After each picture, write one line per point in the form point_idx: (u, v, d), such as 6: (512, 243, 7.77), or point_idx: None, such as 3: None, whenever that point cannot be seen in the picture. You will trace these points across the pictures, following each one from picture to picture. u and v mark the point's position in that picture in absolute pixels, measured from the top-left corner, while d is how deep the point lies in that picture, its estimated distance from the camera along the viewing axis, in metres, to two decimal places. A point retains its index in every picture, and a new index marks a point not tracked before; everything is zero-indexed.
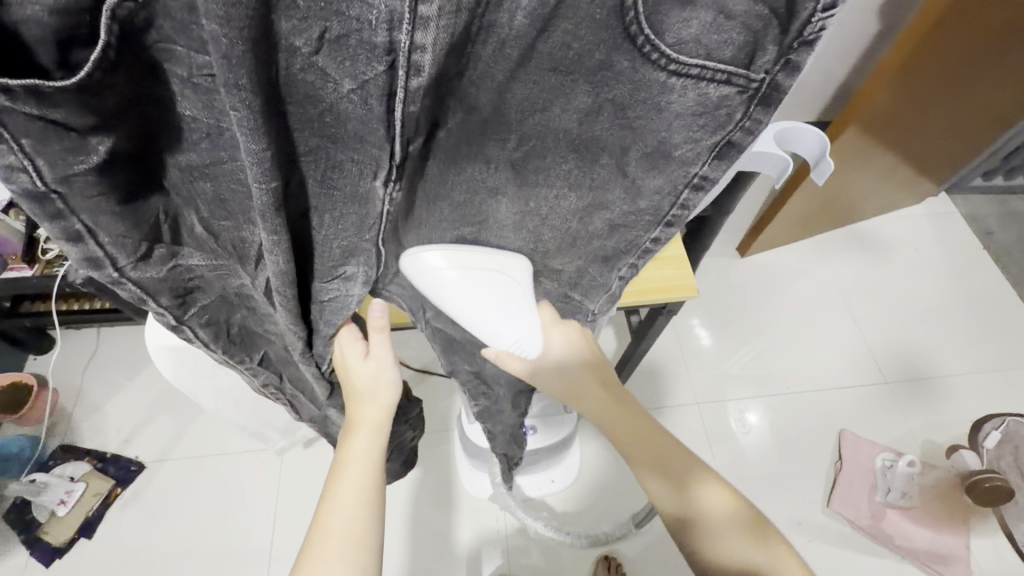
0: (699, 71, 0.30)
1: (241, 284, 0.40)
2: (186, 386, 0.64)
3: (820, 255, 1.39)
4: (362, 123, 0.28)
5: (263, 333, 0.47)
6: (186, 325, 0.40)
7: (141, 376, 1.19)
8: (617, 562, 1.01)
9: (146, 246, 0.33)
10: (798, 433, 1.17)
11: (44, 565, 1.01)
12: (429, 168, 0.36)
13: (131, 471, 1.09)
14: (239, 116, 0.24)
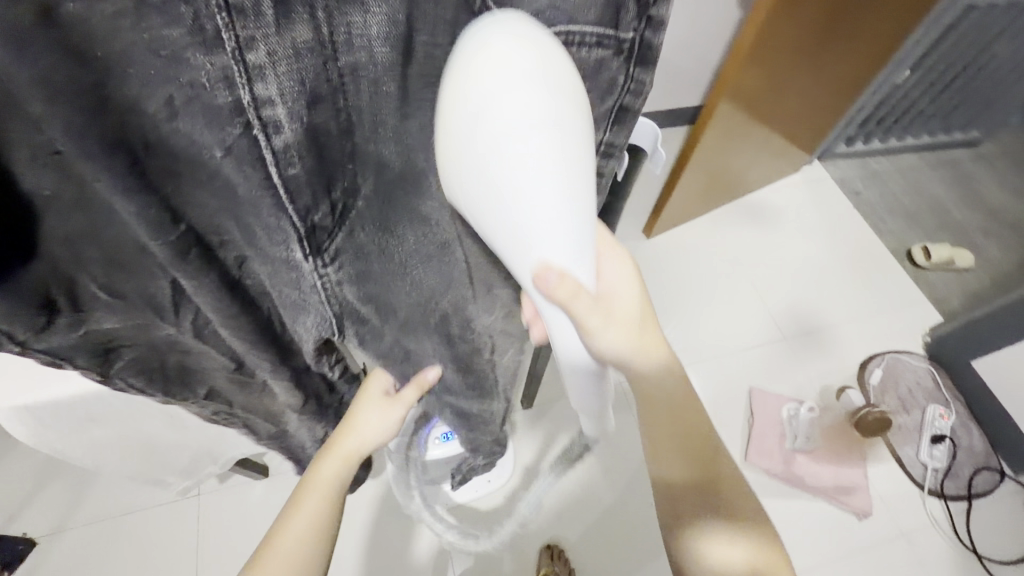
0: (565, 37, 0.26)
1: (167, 333, 0.41)
2: (54, 443, 0.57)
3: (717, 229, 1.49)
4: (246, 191, 0.28)
5: (198, 368, 0.48)
6: (116, 377, 0.43)
7: (22, 443, 1.06)
8: (560, 549, 1.03)
9: (44, 318, 0.34)
10: (715, 397, 1.25)
11: None
12: (362, 230, 0.33)
13: (19, 551, 0.97)
14: (114, 190, 0.27)
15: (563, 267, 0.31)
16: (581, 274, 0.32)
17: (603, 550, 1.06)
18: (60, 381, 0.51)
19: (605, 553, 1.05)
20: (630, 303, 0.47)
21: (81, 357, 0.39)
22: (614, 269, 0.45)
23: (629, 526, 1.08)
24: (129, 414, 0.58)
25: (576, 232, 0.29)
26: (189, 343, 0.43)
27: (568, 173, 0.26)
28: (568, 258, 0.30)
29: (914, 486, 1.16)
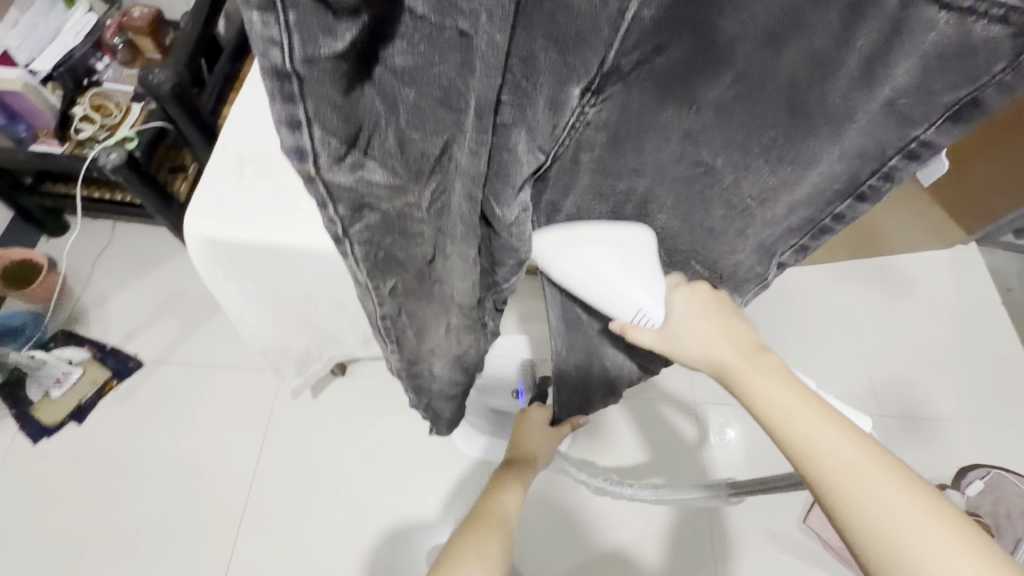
0: (971, 6, 0.27)
1: (407, 205, 0.35)
2: (213, 287, 0.62)
3: (840, 279, 1.39)
4: (590, 23, 0.27)
5: (405, 259, 0.41)
6: (347, 239, 0.37)
7: (152, 276, 1.18)
8: None
9: (344, 149, 0.30)
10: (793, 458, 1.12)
11: (32, 442, 1.02)
12: (633, 101, 0.33)
13: (129, 366, 1.09)
14: (495, 6, 0.24)
15: (624, 316, 0.47)
16: (641, 318, 0.46)
17: None
18: (244, 229, 0.56)
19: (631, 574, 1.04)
20: (691, 318, 0.47)
21: (335, 206, 0.34)
22: (678, 306, 0.47)
23: (661, 541, 1.07)
24: (278, 283, 0.62)
25: (638, 286, 0.45)
26: (420, 228, 0.38)
27: (622, 261, 0.44)
28: (629, 310, 0.46)
29: None
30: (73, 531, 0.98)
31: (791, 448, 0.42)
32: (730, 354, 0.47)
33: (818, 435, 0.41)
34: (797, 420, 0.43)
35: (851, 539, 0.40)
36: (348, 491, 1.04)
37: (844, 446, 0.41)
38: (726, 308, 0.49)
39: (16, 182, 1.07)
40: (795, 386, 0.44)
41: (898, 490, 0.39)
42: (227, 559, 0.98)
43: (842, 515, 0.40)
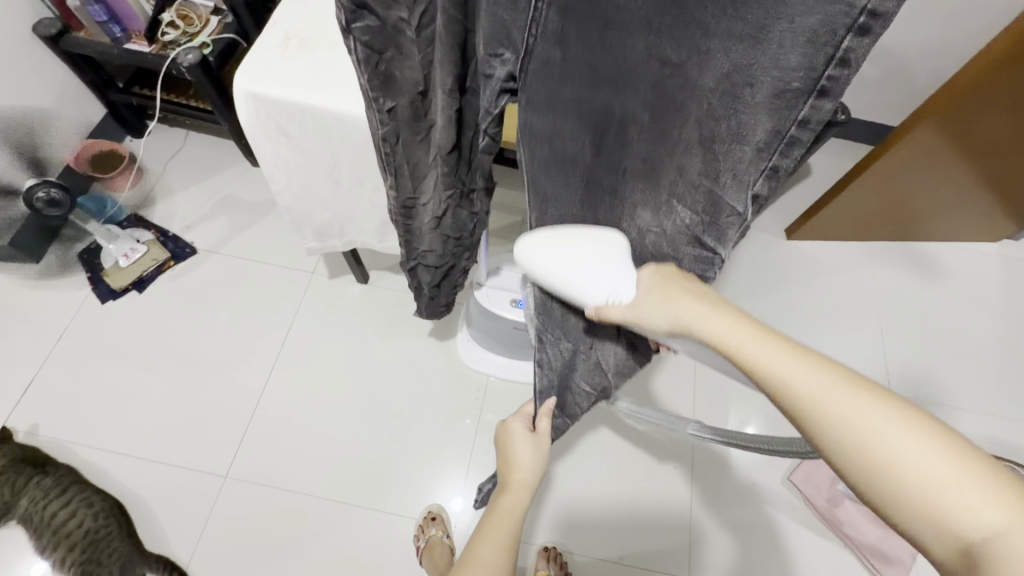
0: None
1: (401, 17, 0.43)
2: (251, 142, 0.72)
3: (869, 260, 1.36)
4: None
5: (404, 79, 0.48)
6: (350, 34, 0.43)
7: (213, 180, 1.32)
8: (559, 554, 1.03)
9: None
10: (777, 424, 1.16)
11: (100, 301, 1.17)
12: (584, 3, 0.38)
13: (185, 252, 1.23)
14: None
15: None
16: None
17: (601, 535, 1.07)
18: (280, 88, 0.66)
19: (635, 537, 1.07)
20: (650, 290, 0.47)
21: None
22: (646, 284, 0.47)
23: (644, 474, 1.11)
24: (309, 145, 0.72)
25: None
26: (413, 43, 0.45)
27: None
28: None
29: None
30: (118, 378, 1.09)
31: (789, 405, 0.37)
32: (712, 324, 0.42)
33: (819, 391, 0.36)
34: (793, 377, 0.37)
35: (880, 501, 0.33)
36: (356, 383, 1.12)
37: (844, 395, 0.35)
38: (701, 291, 0.46)
39: (110, 83, 1.23)
40: (789, 352, 0.39)
41: (913, 433, 0.33)
42: (246, 424, 1.07)
43: (855, 474, 0.34)
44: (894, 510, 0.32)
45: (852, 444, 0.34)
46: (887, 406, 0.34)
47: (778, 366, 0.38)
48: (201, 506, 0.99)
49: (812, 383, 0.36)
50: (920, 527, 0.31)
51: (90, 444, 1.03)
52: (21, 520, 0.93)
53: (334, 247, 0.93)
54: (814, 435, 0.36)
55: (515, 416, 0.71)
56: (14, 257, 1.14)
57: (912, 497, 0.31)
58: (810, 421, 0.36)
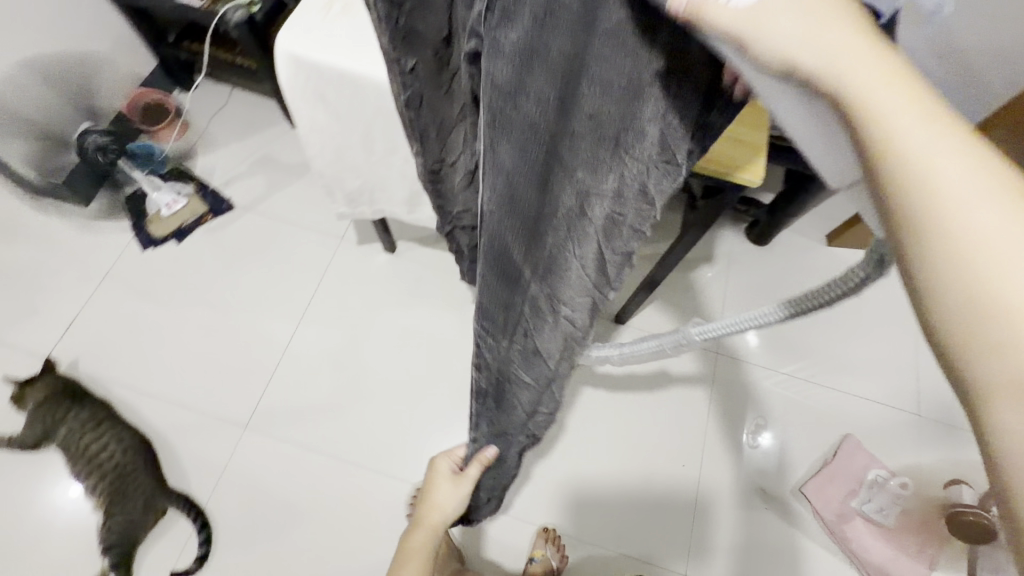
0: None
1: None
2: (290, 105, 0.72)
3: None
4: None
5: (432, 24, 0.40)
6: None
7: (253, 139, 1.34)
8: (558, 535, 1.05)
9: None
10: (792, 434, 1.13)
11: (141, 248, 1.22)
12: None
13: (222, 207, 1.26)
14: None
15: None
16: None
17: (600, 523, 1.08)
18: (320, 52, 0.66)
19: (633, 530, 1.07)
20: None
21: None
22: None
23: (650, 468, 1.11)
24: (345, 111, 0.72)
25: None
26: None
27: None
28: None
29: None
30: (152, 323, 1.15)
31: (894, 167, 0.23)
32: (850, 52, 0.24)
33: (945, 185, 0.23)
34: (926, 138, 0.23)
35: (960, 366, 0.23)
36: (375, 349, 1.15)
37: (981, 193, 0.22)
38: (868, 22, 0.25)
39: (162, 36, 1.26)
40: (941, 123, 0.23)
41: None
42: (266, 379, 1.11)
43: (938, 283, 0.23)
44: (965, 374, 0.22)
45: (956, 277, 0.22)
46: None
47: (911, 140, 0.23)
48: (220, 452, 1.04)
49: (943, 172, 0.23)
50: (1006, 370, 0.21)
51: (123, 382, 1.08)
52: (60, 446, 1.00)
53: (364, 214, 0.94)
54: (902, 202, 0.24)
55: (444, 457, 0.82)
56: (65, 197, 1.21)
57: (995, 365, 0.21)
58: (926, 204, 0.23)
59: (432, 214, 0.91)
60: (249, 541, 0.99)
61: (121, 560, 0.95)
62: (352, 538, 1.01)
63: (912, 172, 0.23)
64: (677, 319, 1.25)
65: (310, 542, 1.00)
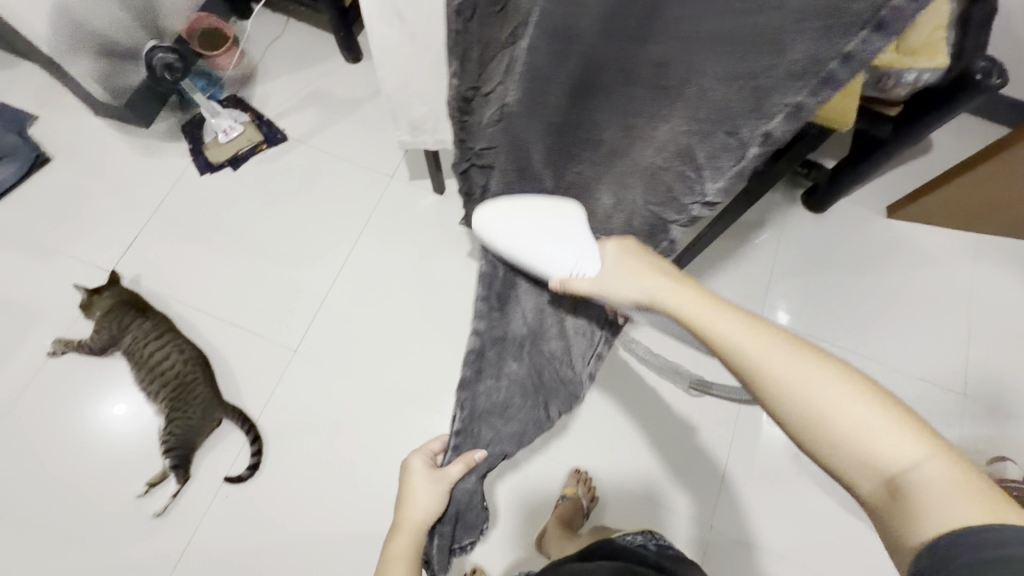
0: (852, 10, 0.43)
1: None
2: (366, 23, 0.71)
3: (978, 251, 1.23)
4: None
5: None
6: None
7: (307, 70, 1.34)
8: (588, 477, 1.07)
9: None
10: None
11: (199, 172, 1.24)
12: None
13: (277, 137, 1.27)
14: None
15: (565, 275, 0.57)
16: (578, 272, 0.56)
17: (631, 472, 1.09)
18: None
19: (661, 485, 1.08)
20: (619, 266, 0.54)
21: None
22: (614, 262, 0.55)
23: (684, 425, 1.11)
24: (421, 33, 0.71)
25: (573, 249, 0.56)
26: None
27: (551, 229, 0.58)
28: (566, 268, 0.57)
29: None
30: (209, 245, 1.19)
31: (751, 371, 0.45)
32: (672, 294, 0.51)
33: (751, 352, 0.45)
34: (746, 341, 0.45)
35: (822, 452, 0.41)
36: (421, 286, 1.17)
37: (787, 359, 0.43)
38: (662, 264, 0.53)
39: None
40: (742, 322, 0.47)
41: (846, 387, 0.41)
42: (316, 307, 1.14)
43: (802, 430, 0.42)
44: (831, 460, 0.41)
45: (792, 407, 0.42)
46: (820, 364, 0.43)
47: (729, 329, 0.46)
48: (273, 371, 1.09)
49: (755, 343, 0.45)
50: (855, 472, 0.40)
51: (183, 299, 1.14)
52: (125, 352, 1.06)
53: (424, 144, 0.93)
54: (773, 398, 0.43)
55: (417, 454, 0.67)
56: (130, 120, 1.24)
57: (835, 445, 0.40)
58: (770, 384, 0.44)
59: None
60: (298, 455, 1.05)
61: (182, 463, 0.99)
62: (392, 463, 1.05)
63: (740, 352, 0.45)
64: (719, 283, 1.22)
65: (353, 463, 1.05)
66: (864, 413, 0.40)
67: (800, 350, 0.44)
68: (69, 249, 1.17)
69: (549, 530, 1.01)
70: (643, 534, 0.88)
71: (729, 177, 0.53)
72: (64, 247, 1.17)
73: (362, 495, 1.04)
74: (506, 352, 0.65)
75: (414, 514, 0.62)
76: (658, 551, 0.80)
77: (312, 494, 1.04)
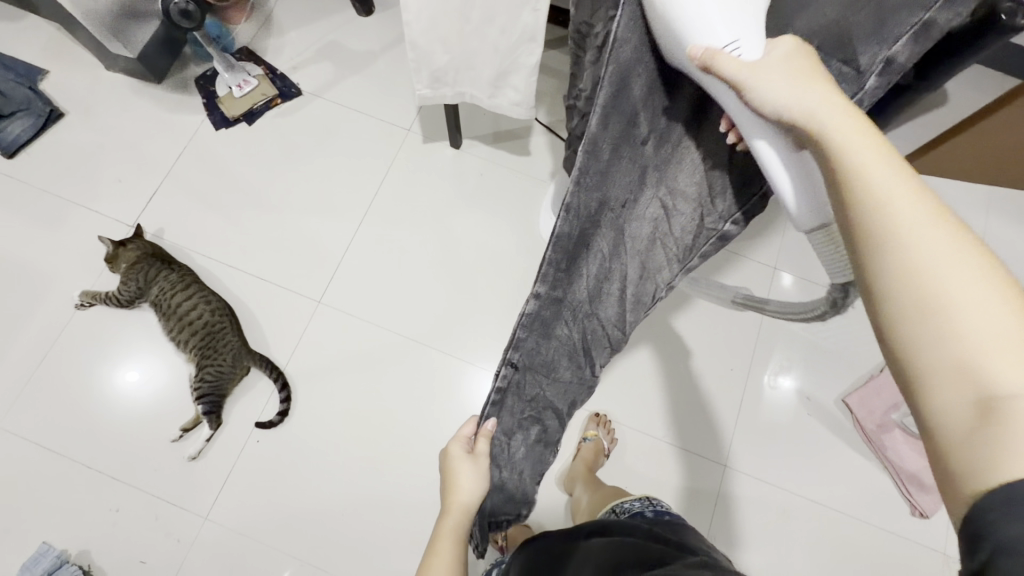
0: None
1: None
2: None
3: (988, 203, 1.25)
4: None
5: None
6: None
7: (319, 23, 1.32)
8: (607, 419, 1.11)
9: None
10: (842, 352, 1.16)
11: (214, 127, 1.24)
12: None
13: (291, 92, 1.27)
14: None
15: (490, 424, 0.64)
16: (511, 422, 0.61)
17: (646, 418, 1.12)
18: None
19: (676, 430, 1.12)
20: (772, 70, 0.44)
21: None
22: (774, 64, 0.44)
23: (698, 373, 1.14)
24: None
25: (514, 396, 0.62)
26: None
27: (511, 364, 0.62)
28: (496, 422, 0.63)
29: None
30: (228, 199, 1.19)
31: (849, 178, 0.36)
32: (825, 113, 0.40)
33: (903, 204, 0.34)
34: (861, 152, 0.37)
35: (901, 332, 0.32)
36: (440, 239, 1.18)
37: (949, 242, 0.32)
38: (834, 88, 0.42)
39: None
40: (915, 182, 0.35)
41: (949, 239, 0.32)
42: (337, 261, 1.16)
43: (902, 292, 0.32)
44: (910, 341, 0.32)
45: (897, 266, 0.33)
46: (986, 270, 0.31)
47: (879, 178, 0.35)
48: (297, 322, 1.12)
49: (905, 203, 0.34)
50: (925, 349, 0.31)
51: (205, 253, 1.15)
52: (153, 303, 1.07)
53: (445, 97, 0.93)
54: (859, 214, 0.35)
55: (455, 439, 0.67)
56: (142, 74, 1.23)
57: (933, 331, 0.31)
58: (866, 195, 0.35)
59: (514, 99, 0.91)
60: (325, 402, 1.08)
61: (214, 409, 1.02)
62: (416, 408, 1.09)
63: (875, 198, 0.35)
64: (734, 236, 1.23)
65: (378, 410, 1.08)
66: (995, 319, 0.30)
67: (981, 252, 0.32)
68: (88, 203, 1.17)
69: (577, 470, 1.05)
70: (641, 501, 0.81)
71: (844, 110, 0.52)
72: (83, 201, 1.18)
73: (388, 439, 1.07)
74: (560, 315, 0.60)
75: (460, 498, 0.64)
76: (653, 518, 0.72)
77: (340, 438, 1.07)
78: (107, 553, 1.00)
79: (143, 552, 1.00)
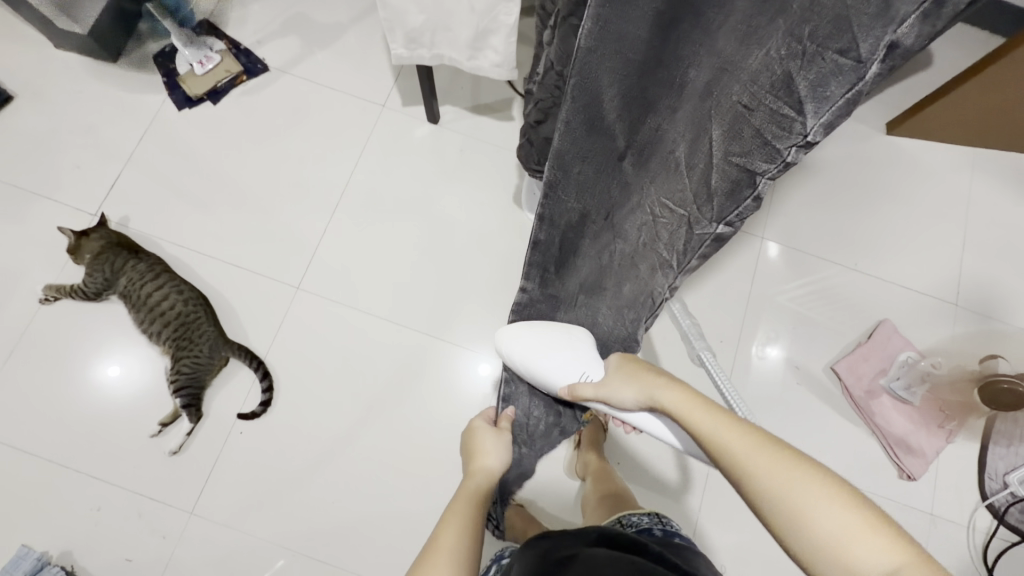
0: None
1: None
2: None
3: (973, 166, 1.24)
4: None
5: None
6: None
7: None
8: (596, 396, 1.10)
9: None
10: (830, 317, 1.15)
11: (177, 107, 1.17)
12: None
13: (257, 68, 1.20)
14: None
15: (570, 378, 0.68)
16: (584, 376, 0.67)
17: None
18: None
19: None
20: (614, 373, 0.65)
21: None
22: (613, 377, 0.64)
23: None
24: None
25: (567, 359, 0.69)
26: None
27: (569, 345, 0.70)
28: (573, 374, 0.68)
29: (974, 492, 1.06)
30: (197, 183, 1.14)
31: (738, 472, 0.49)
32: (665, 389, 0.58)
33: (742, 453, 0.49)
34: (734, 446, 0.50)
35: (804, 552, 0.43)
36: (421, 219, 1.14)
37: (775, 464, 0.47)
38: (655, 372, 0.61)
39: None
40: (739, 430, 0.51)
41: (827, 495, 0.44)
42: (315, 244, 1.11)
43: (782, 523, 0.45)
44: (811, 560, 0.43)
45: (768, 507, 0.46)
46: (804, 472, 0.46)
47: (729, 435, 0.51)
48: (276, 310, 1.08)
49: (741, 451, 0.49)
50: (832, 572, 0.42)
51: (175, 240, 1.10)
52: (122, 295, 1.03)
53: (421, 59, 0.88)
54: (761, 501, 0.47)
55: (479, 417, 0.77)
56: (95, 51, 1.15)
57: (814, 548, 0.43)
58: (750, 479, 0.48)
59: (491, 68, 0.86)
60: (308, 390, 1.05)
61: (193, 402, 0.99)
62: (402, 393, 1.06)
63: (731, 452, 0.50)
64: None
65: (362, 395, 1.06)
66: (836, 516, 0.43)
67: (795, 455, 0.47)
68: (46, 192, 1.11)
69: (589, 459, 1.03)
70: (652, 518, 0.79)
71: (836, 106, 0.34)
72: (41, 190, 1.11)
73: (376, 424, 1.05)
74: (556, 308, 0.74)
75: (486, 465, 0.69)
76: (662, 539, 0.70)
77: (326, 426, 1.04)
78: (91, 552, 0.97)
79: (129, 550, 0.98)
